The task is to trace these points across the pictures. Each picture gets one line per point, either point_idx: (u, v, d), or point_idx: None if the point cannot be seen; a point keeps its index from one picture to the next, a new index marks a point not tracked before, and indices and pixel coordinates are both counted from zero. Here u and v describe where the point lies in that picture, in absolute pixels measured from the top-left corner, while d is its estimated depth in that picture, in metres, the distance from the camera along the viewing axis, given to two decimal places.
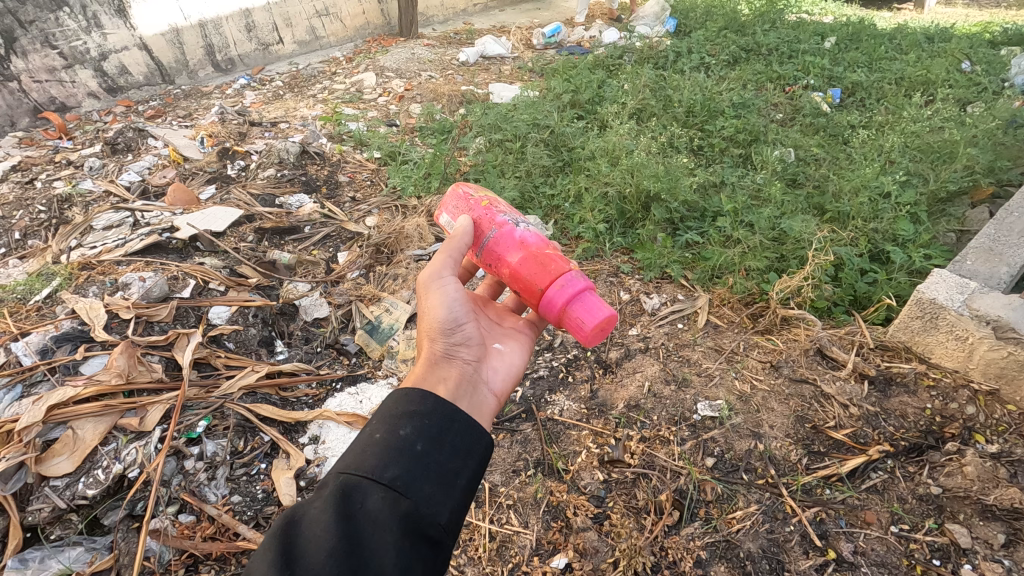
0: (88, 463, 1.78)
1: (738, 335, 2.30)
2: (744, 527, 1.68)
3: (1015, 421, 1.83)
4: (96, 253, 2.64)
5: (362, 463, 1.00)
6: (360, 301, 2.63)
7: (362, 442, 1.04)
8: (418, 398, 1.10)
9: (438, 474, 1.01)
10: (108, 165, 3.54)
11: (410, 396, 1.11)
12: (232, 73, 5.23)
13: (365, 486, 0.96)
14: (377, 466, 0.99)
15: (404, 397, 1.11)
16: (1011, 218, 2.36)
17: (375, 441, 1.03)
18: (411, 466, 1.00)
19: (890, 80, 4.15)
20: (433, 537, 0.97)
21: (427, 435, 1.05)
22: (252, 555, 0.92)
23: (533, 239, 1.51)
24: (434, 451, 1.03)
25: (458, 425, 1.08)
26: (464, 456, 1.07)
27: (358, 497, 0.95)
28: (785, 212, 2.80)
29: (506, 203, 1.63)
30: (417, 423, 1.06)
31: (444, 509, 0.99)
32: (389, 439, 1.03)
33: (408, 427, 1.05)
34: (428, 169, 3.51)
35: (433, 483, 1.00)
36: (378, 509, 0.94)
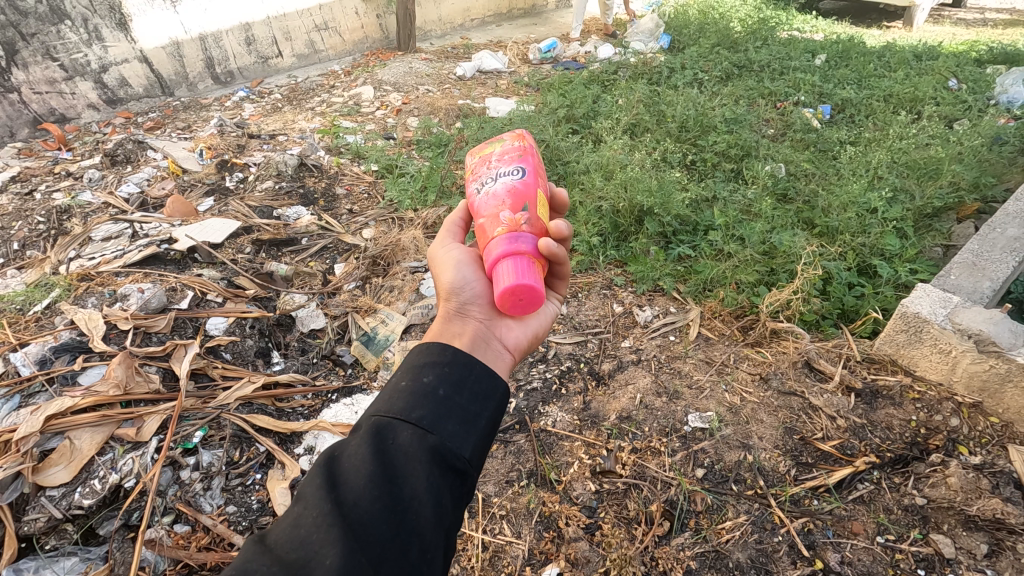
0: (85, 473, 1.79)
1: (729, 348, 2.34)
2: (732, 538, 1.70)
3: (997, 433, 1.88)
4: (95, 264, 2.67)
5: (390, 404, 1.02)
6: (356, 312, 2.67)
7: (388, 389, 1.07)
8: (437, 350, 1.13)
9: (462, 413, 1.03)
10: (108, 177, 3.58)
11: (429, 349, 1.14)
12: (231, 86, 5.30)
13: (394, 423, 0.98)
14: (404, 407, 1.01)
15: (425, 350, 1.14)
16: (994, 233, 2.42)
17: (400, 387, 1.05)
18: (437, 406, 1.02)
19: (879, 97, 4.24)
20: (461, 469, 0.98)
21: (449, 380, 1.07)
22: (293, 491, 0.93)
23: (484, 206, 1.48)
24: (456, 393, 1.06)
25: (478, 370, 1.11)
26: (484, 398, 1.08)
27: (388, 433, 0.97)
28: (775, 226, 2.86)
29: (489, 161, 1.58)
30: (439, 370, 1.08)
31: (468, 444, 1.01)
32: (413, 385, 1.05)
33: (431, 373, 1.08)
34: (424, 183, 3.57)
35: (457, 420, 1.02)
36: (408, 442, 0.96)
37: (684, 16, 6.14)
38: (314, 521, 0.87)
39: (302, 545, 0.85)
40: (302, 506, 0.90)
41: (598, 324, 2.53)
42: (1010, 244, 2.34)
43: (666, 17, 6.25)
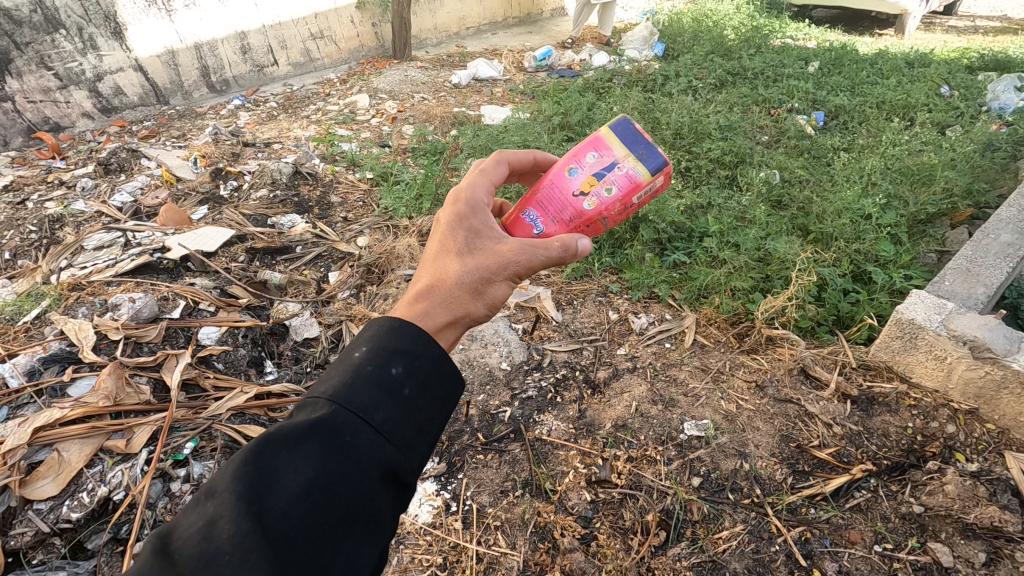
0: (73, 486, 1.77)
1: (725, 355, 2.33)
2: (730, 547, 1.68)
3: (994, 441, 1.87)
4: (87, 274, 2.65)
5: (349, 397, 0.94)
6: (351, 321, 2.65)
7: (348, 371, 0.98)
8: (412, 337, 1.04)
9: (420, 420, 1.00)
10: (101, 185, 3.56)
11: (404, 332, 1.05)
12: (226, 94, 5.29)
13: (350, 423, 0.92)
14: (364, 404, 0.94)
15: (399, 331, 1.04)
16: (988, 239, 2.42)
17: (364, 374, 0.97)
18: (399, 410, 0.96)
19: (871, 104, 4.26)
20: (405, 481, 0.96)
21: (416, 380, 1.01)
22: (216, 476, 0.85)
23: None
24: (420, 397, 1.00)
25: (446, 372, 1.05)
26: (446, 402, 1.05)
27: (341, 433, 0.91)
28: (770, 232, 2.86)
29: None
30: (409, 364, 1.01)
31: (418, 455, 0.99)
32: (378, 375, 0.98)
33: (400, 366, 1.00)
34: (419, 192, 3.58)
35: (413, 428, 0.98)
36: (360, 449, 0.91)
37: (678, 24, 6.18)
38: (234, 533, 0.79)
39: (215, 557, 0.78)
40: (224, 505, 0.82)
41: (593, 331, 2.52)
42: (1004, 250, 2.34)
43: (660, 25, 6.30)
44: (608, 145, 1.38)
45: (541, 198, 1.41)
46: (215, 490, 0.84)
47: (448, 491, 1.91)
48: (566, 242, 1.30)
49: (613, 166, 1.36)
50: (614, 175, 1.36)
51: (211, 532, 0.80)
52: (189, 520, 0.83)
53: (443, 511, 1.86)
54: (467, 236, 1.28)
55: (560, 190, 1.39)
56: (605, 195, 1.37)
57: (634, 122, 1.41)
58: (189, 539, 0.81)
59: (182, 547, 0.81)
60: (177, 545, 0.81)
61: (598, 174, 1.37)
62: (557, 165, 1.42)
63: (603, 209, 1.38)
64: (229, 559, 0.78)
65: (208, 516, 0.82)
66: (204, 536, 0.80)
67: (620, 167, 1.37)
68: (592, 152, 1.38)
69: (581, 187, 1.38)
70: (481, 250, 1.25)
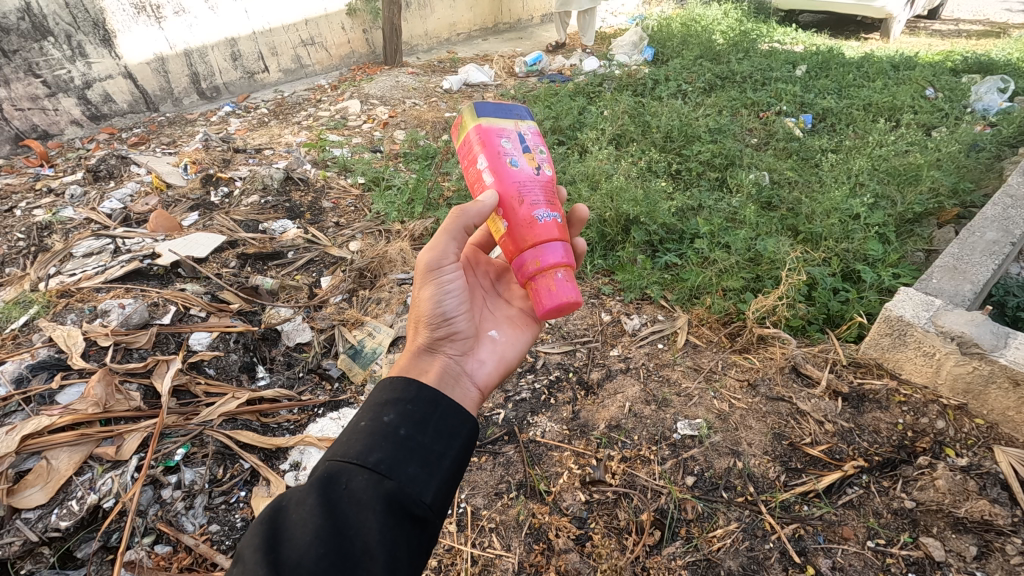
0: (62, 494, 1.75)
1: (717, 354, 2.34)
2: (724, 546, 1.69)
3: (983, 435, 1.89)
4: (76, 280, 2.63)
5: (347, 449, 1.03)
6: (343, 325, 2.64)
7: (347, 430, 1.08)
8: (400, 386, 1.15)
9: (423, 455, 1.04)
10: (90, 193, 3.54)
11: (393, 385, 1.15)
12: (216, 101, 5.27)
13: (349, 470, 0.99)
14: (362, 450, 1.02)
15: (389, 386, 1.16)
16: (974, 236, 2.45)
17: (361, 427, 1.07)
18: (396, 449, 1.03)
19: (858, 106, 4.31)
20: (419, 516, 0.98)
21: (411, 420, 1.08)
22: (237, 545, 0.93)
23: None
24: (417, 433, 1.07)
25: (442, 407, 1.12)
26: (449, 438, 1.10)
27: (342, 479, 0.98)
28: (760, 233, 2.88)
29: None
30: (401, 409, 1.10)
31: (428, 490, 1.01)
32: (374, 425, 1.07)
33: (392, 413, 1.09)
34: (411, 196, 3.59)
35: (419, 463, 1.03)
36: (362, 490, 0.96)
37: (667, 29, 6.23)
38: None
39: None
40: (244, 566, 0.88)
41: (587, 333, 2.52)
42: (990, 248, 2.37)
43: (649, 30, 6.35)
44: (493, 126, 1.41)
45: (531, 197, 1.36)
46: (235, 558, 0.91)
47: None
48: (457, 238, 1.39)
49: (521, 135, 1.43)
50: (527, 136, 1.44)
51: None
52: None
53: None
54: None
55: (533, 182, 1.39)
56: (544, 159, 1.44)
57: (484, 100, 1.42)
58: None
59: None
60: None
61: (526, 150, 1.40)
62: (500, 174, 1.36)
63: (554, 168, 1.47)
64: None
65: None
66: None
67: (524, 133, 1.44)
68: (503, 141, 1.39)
69: (531, 166, 1.40)
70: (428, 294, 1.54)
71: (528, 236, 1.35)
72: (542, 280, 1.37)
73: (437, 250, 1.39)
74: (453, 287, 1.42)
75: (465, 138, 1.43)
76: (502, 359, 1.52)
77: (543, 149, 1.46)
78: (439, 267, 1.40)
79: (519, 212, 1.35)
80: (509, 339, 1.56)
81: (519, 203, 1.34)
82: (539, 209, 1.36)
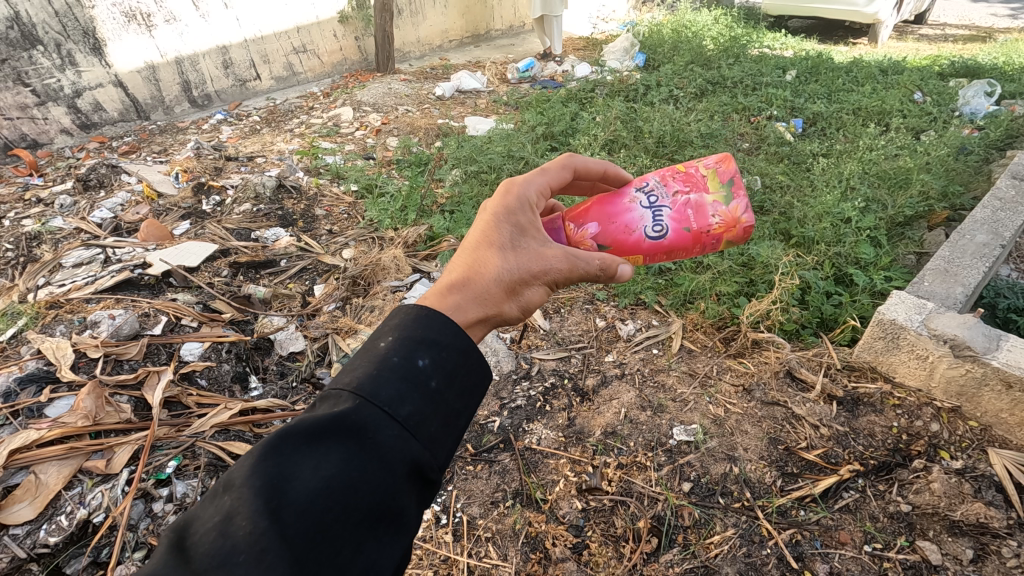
0: (51, 509, 1.72)
1: (712, 359, 2.34)
2: (721, 552, 1.68)
3: (976, 437, 1.90)
4: (65, 291, 2.60)
5: (375, 389, 0.94)
6: (337, 334, 2.64)
7: (373, 362, 0.98)
8: (439, 328, 1.04)
9: (445, 415, 0.99)
10: (80, 203, 3.52)
11: (432, 322, 1.05)
12: (208, 109, 5.26)
13: (375, 416, 0.91)
14: (391, 398, 0.94)
15: (429, 322, 1.05)
16: (965, 239, 2.46)
17: (391, 365, 0.97)
18: (425, 404, 0.96)
19: (848, 110, 4.34)
20: (431, 480, 0.95)
21: (442, 373, 1.00)
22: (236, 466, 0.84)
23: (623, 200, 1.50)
24: (446, 390, 1.00)
25: (472, 365, 1.05)
26: (471, 398, 1.04)
27: (366, 427, 0.90)
28: (752, 238, 2.90)
29: (684, 185, 1.46)
30: (435, 356, 1.01)
31: (443, 453, 0.97)
32: (405, 367, 0.98)
33: (426, 358, 1.00)
34: (404, 204, 3.60)
35: (441, 424, 0.98)
36: (386, 444, 0.90)
37: (658, 35, 6.27)
38: (251, 530, 0.78)
39: (228, 554, 0.76)
40: (243, 498, 0.80)
41: (581, 339, 2.53)
42: (980, 250, 2.38)
43: (640, 37, 6.40)
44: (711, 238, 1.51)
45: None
46: (231, 485, 0.83)
47: (438, 503, 1.89)
48: (607, 261, 1.31)
49: None
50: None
51: (226, 528, 0.79)
52: (205, 517, 0.82)
53: (433, 524, 1.84)
54: (512, 232, 1.27)
55: None
56: None
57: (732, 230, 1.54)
58: (202, 536, 0.79)
59: (196, 545, 0.79)
60: (192, 542, 0.80)
61: None
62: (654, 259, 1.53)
63: None
64: (244, 559, 0.75)
65: (223, 512, 0.81)
66: (219, 532, 0.79)
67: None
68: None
69: None
70: (524, 249, 1.26)
71: None
72: None
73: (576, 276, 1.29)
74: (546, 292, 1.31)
75: (714, 244, 1.48)
76: None
77: None
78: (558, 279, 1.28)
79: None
80: None
81: None
82: None
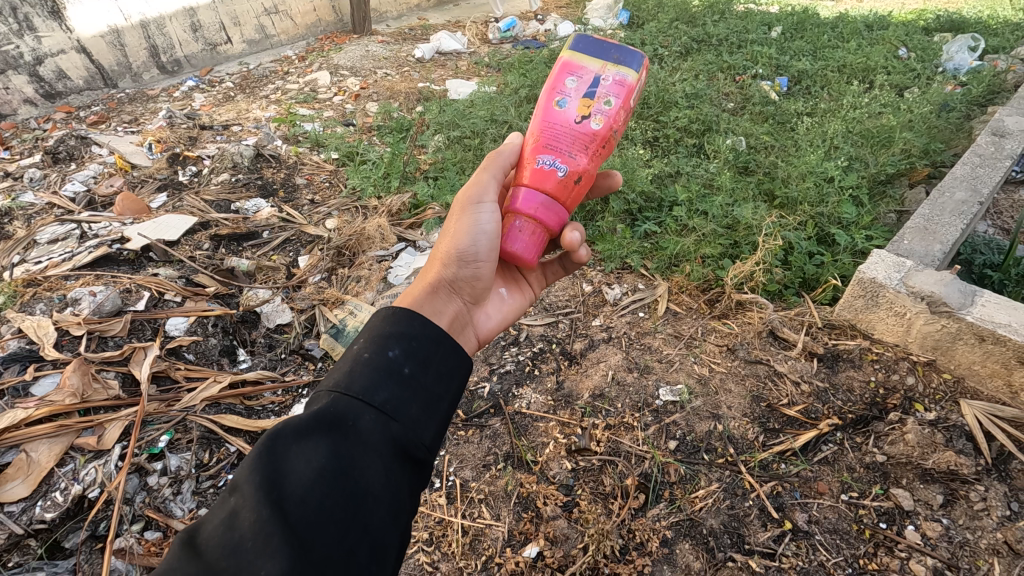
0: (45, 486, 1.73)
1: (696, 321, 2.38)
2: (706, 505, 1.74)
3: (949, 389, 1.95)
4: (42, 268, 2.55)
5: (351, 382, 1.02)
6: (323, 305, 2.63)
7: (349, 361, 1.07)
8: (405, 321, 1.14)
9: (424, 397, 1.07)
10: (51, 176, 3.41)
11: (397, 319, 1.15)
12: (178, 75, 5.07)
13: (354, 405, 0.99)
14: (366, 387, 1.02)
15: (393, 320, 1.15)
16: (945, 196, 2.49)
17: (364, 360, 1.06)
18: (401, 389, 1.04)
19: (832, 67, 4.30)
20: (418, 458, 1.02)
21: (415, 360, 1.09)
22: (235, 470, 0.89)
23: None
24: (419, 376, 1.08)
25: (443, 350, 1.14)
26: (447, 380, 1.13)
27: (348, 416, 0.97)
28: (737, 199, 2.91)
29: None
30: (405, 346, 1.10)
31: (427, 432, 1.05)
32: (378, 360, 1.06)
33: (396, 349, 1.09)
34: (386, 171, 3.54)
35: (419, 407, 1.05)
36: (370, 429, 0.98)
37: None
38: (255, 520, 0.83)
39: (237, 546, 0.81)
40: (243, 496, 0.85)
41: (568, 304, 2.55)
42: (959, 207, 2.42)
43: None
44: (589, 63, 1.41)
45: (546, 141, 1.39)
46: (234, 486, 0.87)
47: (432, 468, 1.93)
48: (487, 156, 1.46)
49: (597, 79, 1.39)
50: (605, 84, 1.39)
51: (232, 522, 0.84)
52: (212, 519, 0.87)
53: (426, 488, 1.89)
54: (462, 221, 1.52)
55: (561, 127, 1.39)
56: (605, 109, 1.38)
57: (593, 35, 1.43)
58: (210, 534, 0.84)
59: (206, 541, 0.84)
60: (200, 540, 0.85)
61: (587, 95, 1.38)
62: (542, 105, 1.42)
63: (608, 119, 1.39)
64: (251, 547, 0.81)
65: (229, 510, 0.85)
66: (227, 527, 0.83)
67: (604, 79, 1.39)
68: (569, 79, 1.40)
69: (576, 113, 1.38)
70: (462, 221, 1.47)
71: (524, 180, 1.41)
72: (508, 219, 1.41)
73: (480, 185, 1.40)
74: (491, 228, 1.38)
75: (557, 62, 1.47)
76: (505, 311, 1.61)
77: (610, 101, 1.39)
78: (480, 202, 1.39)
79: (530, 152, 1.42)
80: (514, 296, 1.65)
81: (533, 146, 1.41)
82: (546, 157, 1.39)
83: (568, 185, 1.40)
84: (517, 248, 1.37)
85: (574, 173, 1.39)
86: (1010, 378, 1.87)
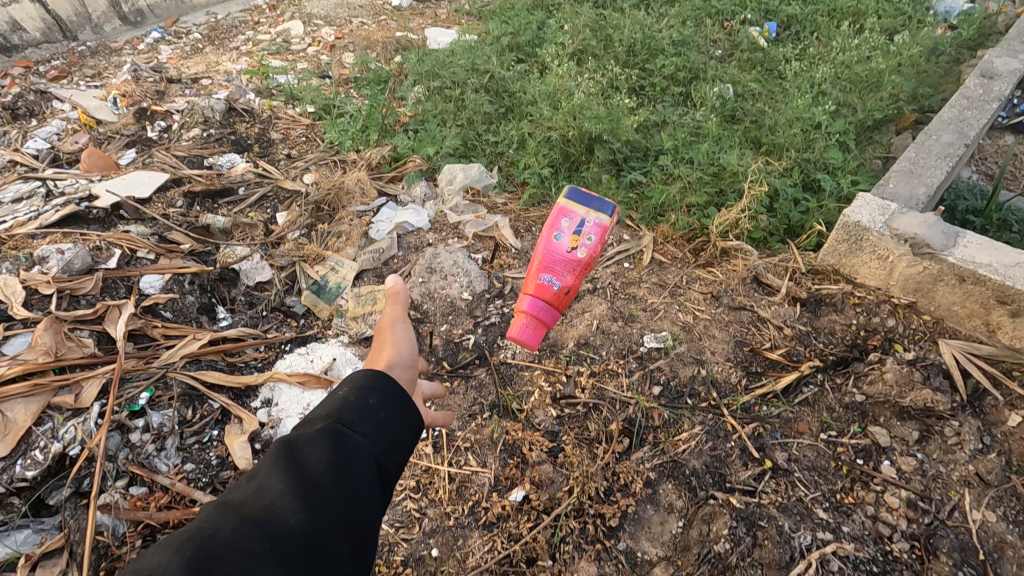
0: (24, 445, 1.70)
1: (681, 270, 2.37)
2: (689, 447, 1.77)
3: (929, 330, 1.97)
4: (6, 227, 2.43)
5: (347, 396, 1.09)
6: (304, 261, 2.57)
7: (341, 383, 1.13)
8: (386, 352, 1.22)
9: (408, 411, 1.13)
10: (11, 133, 3.25)
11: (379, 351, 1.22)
12: (142, 27, 4.80)
13: (353, 413, 1.06)
14: (362, 397, 1.09)
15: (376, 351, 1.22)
16: (931, 139, 2.46)
17: (350, 383, 1.13)
18: (391, 401, 1.11)
19: (823, 11, 4.18)
20: (402, 465, 1.08)
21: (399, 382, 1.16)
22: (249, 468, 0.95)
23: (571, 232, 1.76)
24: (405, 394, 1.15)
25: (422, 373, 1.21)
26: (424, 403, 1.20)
27: (346, 423, 1.04)
28: (723, 146, 2.86)
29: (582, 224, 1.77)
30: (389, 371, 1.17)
31: (410, 444, 1.11)
32: (368, 378, 1.13)
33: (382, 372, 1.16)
34: (365, 123, 3.42)
35: (405, 420, 1.12)
36: (366, 434, 1.04)
37: None
38: (274, 501, 0.89)
39: (258, 521, 0.86)
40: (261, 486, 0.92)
41: None
42: (945, 150, 2.40)
43: None
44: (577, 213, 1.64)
45: (545, 264, 1.61)
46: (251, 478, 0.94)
47: None
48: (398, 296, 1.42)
49: (582, 221, 1.62)
50: (592, 229, 1.62)
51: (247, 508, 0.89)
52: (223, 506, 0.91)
53: None
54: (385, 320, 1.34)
55: (557, 250, 1.61)
56: (589, 244, 1.61)
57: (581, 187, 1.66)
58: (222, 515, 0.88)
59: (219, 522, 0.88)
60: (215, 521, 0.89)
61: (575, 232, 1.61)
62: (541, 237, 1.65)
63: (592, 250, 1.61)
64: (270, 523, 0.86)
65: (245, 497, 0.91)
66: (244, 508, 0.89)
67: (588, 221, 1.62)
68: (563, 219, 1.63)
69: (568, 245, 1.61)
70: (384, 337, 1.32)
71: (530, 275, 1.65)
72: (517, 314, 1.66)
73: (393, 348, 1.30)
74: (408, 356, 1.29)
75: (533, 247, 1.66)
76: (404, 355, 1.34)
77: (591, 237, 1.61)
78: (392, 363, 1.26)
79: (532, 270, 1.64)
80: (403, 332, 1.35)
81: (534, 263, 1.64)
82: (546, 275, 1.61)
83: (564, 298, 1.62)
84: (523, 338, 1.61)
85: (567, 289, 1.61)
86: (988, 317, 1.89)
